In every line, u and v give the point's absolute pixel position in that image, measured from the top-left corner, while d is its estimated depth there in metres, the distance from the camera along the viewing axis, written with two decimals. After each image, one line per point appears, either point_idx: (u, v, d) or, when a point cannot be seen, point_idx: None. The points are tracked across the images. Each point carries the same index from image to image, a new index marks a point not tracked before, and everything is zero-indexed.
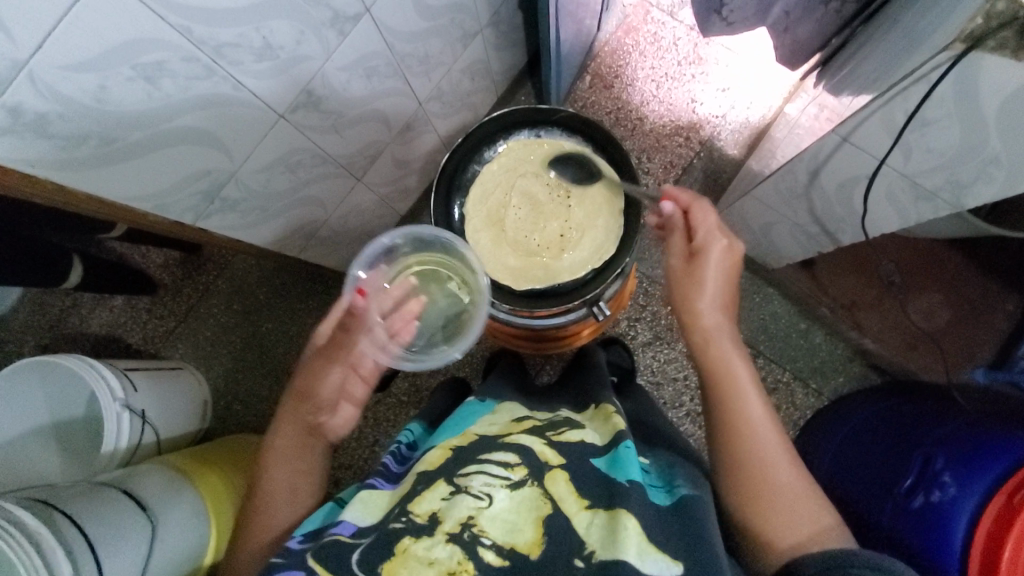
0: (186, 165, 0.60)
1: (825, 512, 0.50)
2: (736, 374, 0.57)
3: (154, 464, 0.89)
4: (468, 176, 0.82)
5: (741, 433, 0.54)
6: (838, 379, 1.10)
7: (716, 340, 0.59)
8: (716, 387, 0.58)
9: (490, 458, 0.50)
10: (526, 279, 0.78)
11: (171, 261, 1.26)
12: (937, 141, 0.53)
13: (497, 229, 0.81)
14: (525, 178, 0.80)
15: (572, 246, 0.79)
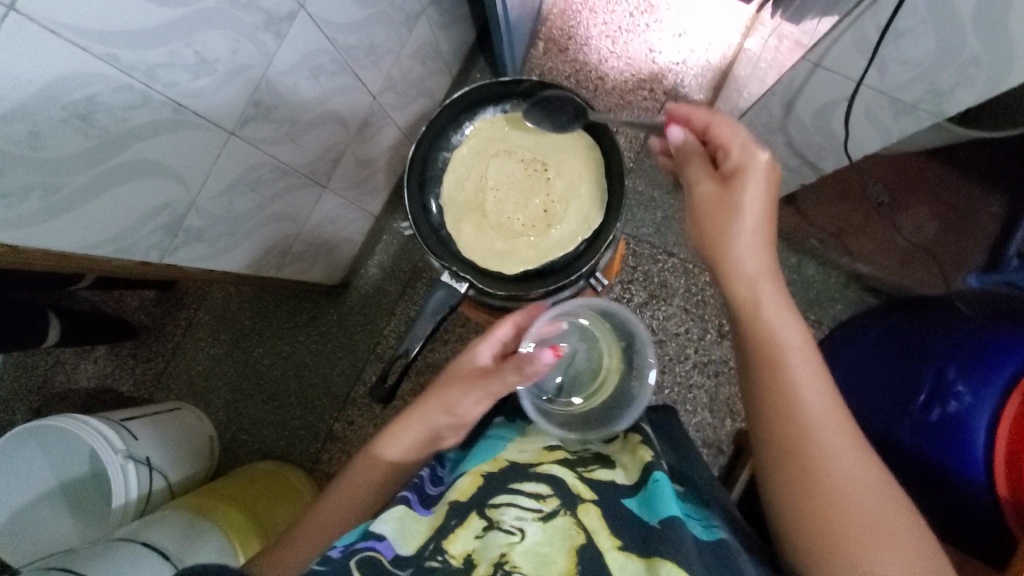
0: (142, 202, 0.56)
1: (880, 491, 0.49)
2: (786, 334, 0.56)
3: (166, 510, 0.87)
4: (440, 164, 0.79)
5: (785, 399, 0.53)
6: (836, 307, 1.10)
7: (761, 300, 0.58)
8: (760, 345, 0.56)
9: (524, 490, 0.53)
10: (517, 261, 0.76)
11: (148, 302, 1.22)
12: (912, 51, 0.51)
13: (478, 215, 0.78)
14: (499, 159, 0.78)
15: (559, 220, 0.76)
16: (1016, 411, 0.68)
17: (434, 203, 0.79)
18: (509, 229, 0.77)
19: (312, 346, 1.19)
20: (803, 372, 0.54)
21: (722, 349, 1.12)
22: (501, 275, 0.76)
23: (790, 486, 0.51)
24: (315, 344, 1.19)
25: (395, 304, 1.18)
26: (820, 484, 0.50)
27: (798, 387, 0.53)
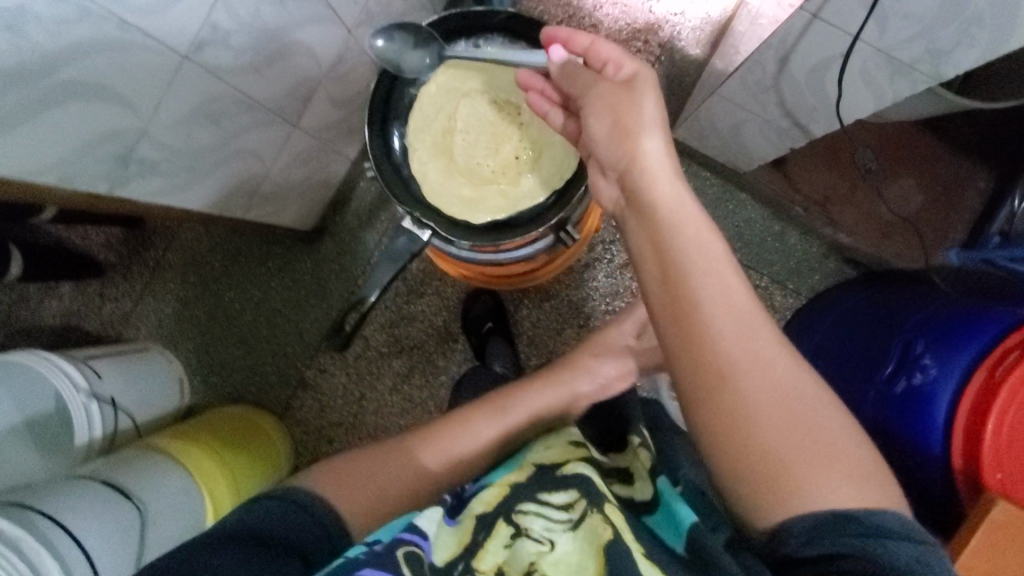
0: (88, 127, 0.53)
1: (821, 419, 0.43)
2: (701, 249, 0.46)
3: (132, 449, 0.86)
4: (405, 100, 0.76)
5: (703, 328, 0.44)
6: (815, 277, 1.10)
7: (668, 216, 0.49)
8: (667, 266, 0.47)
9: (548, 498, 0.49)
10: (483, 210, 0.73)
11: (114, 240, 1.17)
12: (915, 7, 0.48)
13: (446, 159, 0.75)
14: (470, 98, 0.73)
15: (529, 169, 0.73)
16: (980, 384, 0.69)
17: (396, 140, 0.76)
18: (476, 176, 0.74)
19: (284, 293, 1.17)
20: (723, 290, 0.45)
21: None
22: (466, 224, 0.74)
23: (709, 436, 0.44)
24: (287, 291, 1.17)
25: (371, 254, 1.16)
26: (767, 445, 0.42)
27: (720, 311, 0.44)
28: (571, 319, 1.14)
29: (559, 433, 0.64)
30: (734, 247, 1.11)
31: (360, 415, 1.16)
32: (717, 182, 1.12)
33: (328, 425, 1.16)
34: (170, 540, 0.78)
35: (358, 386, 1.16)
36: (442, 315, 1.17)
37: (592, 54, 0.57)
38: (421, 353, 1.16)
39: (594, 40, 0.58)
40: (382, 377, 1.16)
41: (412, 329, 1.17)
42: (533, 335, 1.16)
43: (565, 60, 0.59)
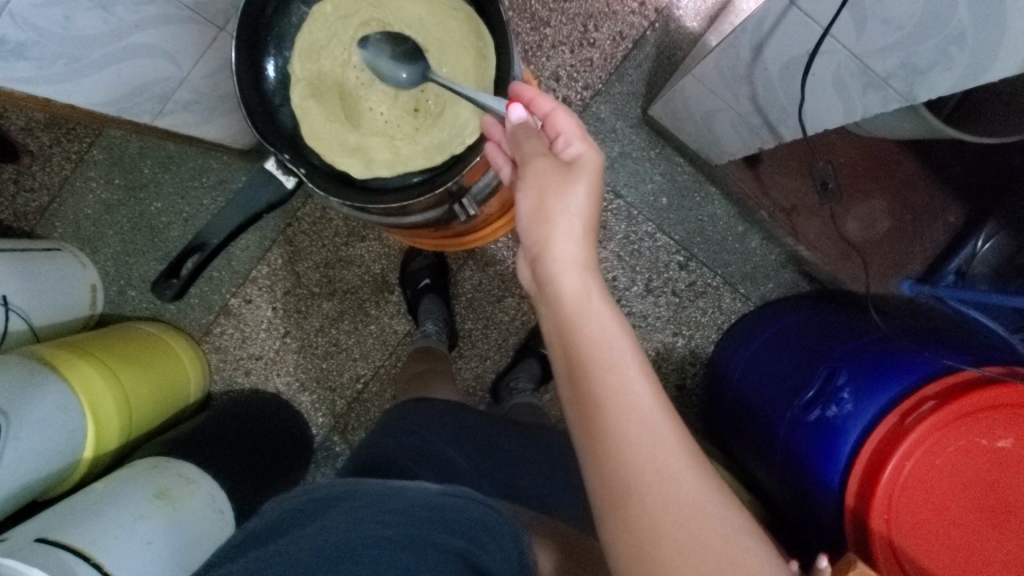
0: None
1: (738, 543, 0.38)
2: (607, 347, 0.44)
3: (11, 356, 0.80)
4: (293, 21, 0.66)
5: (608, 439, 0.42)
6: (767, 286, 1.06)
7: (578, 310, 0.46)
8: (573, 368, 0.45)
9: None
10: (372, 166, 0.67)
11: (35, 125, 1.07)
12: (895, 7, 0.42)
13: (337, 97, 0.67)
14: (370, 30, 0.66)
15: (428, 126, 0.68)
16: (888, 427, 0.66)
17: (271, 66, 0.66)
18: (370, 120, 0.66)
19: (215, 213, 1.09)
20: (631, 395, 0.43)
21: (644, 304, 1.07)
22: (352, 176, 0.67)
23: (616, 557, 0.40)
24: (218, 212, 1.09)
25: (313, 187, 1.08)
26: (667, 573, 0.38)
27: (623, 418, 0.42)
28: (514, 288, 1.10)
29: None
30: (692, 240, 1.06)
31: (282, 351, 1.11)
32: (688, 170, 1.06)
33: (246, 356, 1.12)
34: (29, 459, 0.73)
35: (285, 323, 1.11)
36: (381, 263, 1.11)
37: (547, 123, 0.53)
38: (353, 298, 1.11)
39: (554, 106, 0.53)
40: (309, 317, 1.11)
41: (347, 272, 1.11)
42: (472, 299, 1.11)
43: (523, 121, 0.53)
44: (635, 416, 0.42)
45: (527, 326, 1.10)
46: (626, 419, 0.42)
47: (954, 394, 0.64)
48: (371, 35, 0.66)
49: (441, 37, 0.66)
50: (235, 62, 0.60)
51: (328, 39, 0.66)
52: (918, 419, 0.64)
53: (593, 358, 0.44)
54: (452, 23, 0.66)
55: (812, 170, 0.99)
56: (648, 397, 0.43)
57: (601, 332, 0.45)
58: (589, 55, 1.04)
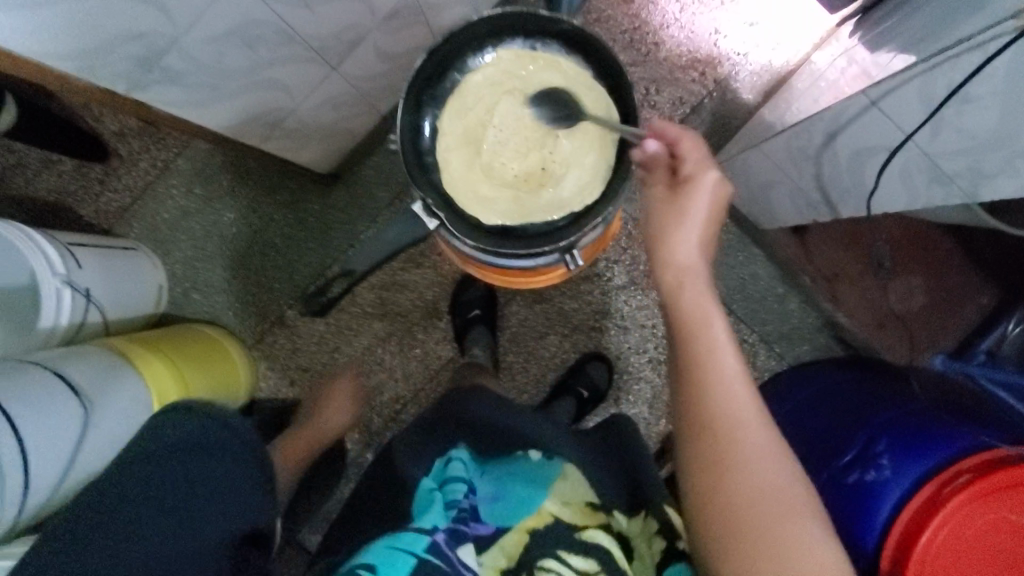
0: (116, 22, 0.49)
1: (781, 477, 0.52)
2: (709, 326, 0.57)
3: (94, 347, 0.85)
4: (447, 84, 0.71)
5: (705, 391, 0.55)
6: (802, 347, 1.10)
7: (685, 294, 0.59)
8: (682, 333, 0.58)
9: (569, 562, 0.61)
10: (496, 213, 0.71)
11: (128, 131, 1.14)
12: (972, 120, 0.49)
13: (472, 150, 0.71)
14: (512, 98, 0.70)
15: (553, 182, 0.70)
16: (923, 496, 0.69)
17: (428, 125, 0.71)
18: (499, 174, 0.71)
19: (285, 228, 1.16)
20: (724, 364, 0.56)
21: None
22: (477, 222, 0.71)
23: (695, 471, 0.55)
24: (289, 227, 1.16)
25: (380, 212, 1.16)
26: (730, 489, 0.52)
27: (717, 378, 0.55)
28: (557, 326, 1.15)
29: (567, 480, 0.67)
30: (732, 297, 1.11)
31: (329, 365, 1.16)
32: (734, 230, 1.12)
33: (294, 366, 1.16)
34: (107, 450, 0.76)
35: (335, 338, 1.16)
36: (433, 290, 1.16)
37: (675, 149, 0.60)
38: (403, 320, 1.16)
39: (682, 134, 0.60)
40: (358, 334, 1.16)
41: (400, 296, 1.16)
42: (517, 333, 1.16)
43: (655, 154, 0.61)
44: (729, 394, 0.54)
45: (566, 364, 1.14)
46: (720, 393, 0.55)
47: (988, 469, 0.66)
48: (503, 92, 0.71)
49: (574, 102, 0.69)
50: (399, 119, 0.68)
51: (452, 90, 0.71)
52: (953, 492, 0.66)
53: (697, 330, 0.57)
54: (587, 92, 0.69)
55: (861, 244, 1.03)
56: (741, 381, 0.55)
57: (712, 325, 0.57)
58: (649, 116, 1.12)
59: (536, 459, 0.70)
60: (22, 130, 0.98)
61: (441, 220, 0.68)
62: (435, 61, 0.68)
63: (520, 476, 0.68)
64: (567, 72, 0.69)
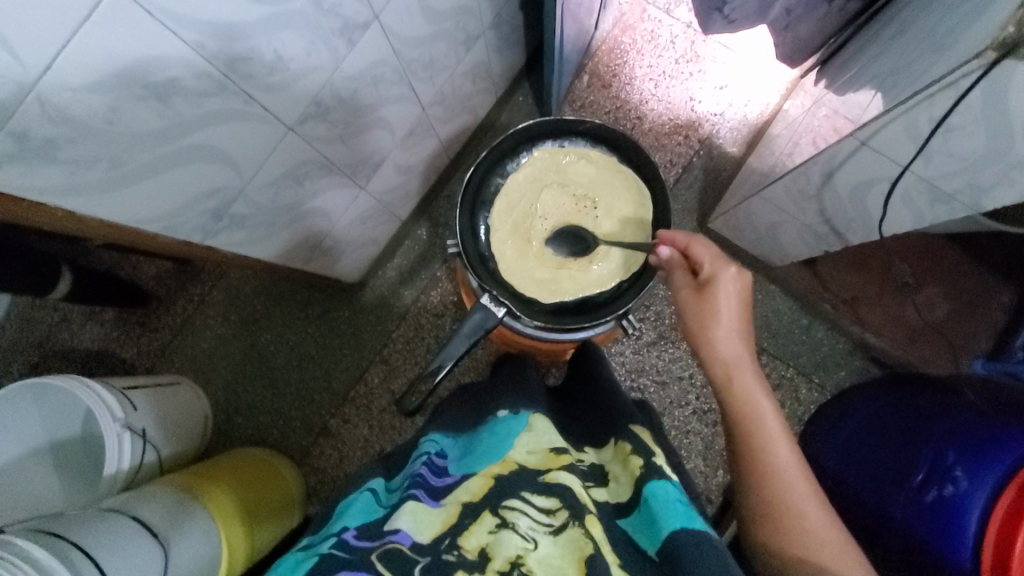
0: (195, 186, 0.56)
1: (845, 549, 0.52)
2: (755, 409, 0.60)
3: (157, 486, 0.86)
4: (491, 189, 0.79)
5: (762, 472, 0.57)
6: (840, 373, 1.16)
7: (730, 382, 0.62)
8: (732, 424, 0.61)
9: (534, 496, 0.46)
10: (553, 292, 0.75)
11: (164, 273, 1.21)
12: (958, 147, 0.52)
13: (523, 239, 0.77)
14: (552, 190, 0.77)
15: (602, 257, 0.76)
16: (1004, 505, 0.66)
17: (484, 228, 0.78)
18: (549, 258, 0.76)
19: (321, 340, 1.20)
20: (772, 447, 0.58)
21: None
22: (535, 302, 0.76)
23: (773, 551, 0.55)
24: (324, 338, 1.20)
25: (409, 309, 1.20)
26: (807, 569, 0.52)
27: (766, 459, 0.57)
28: None
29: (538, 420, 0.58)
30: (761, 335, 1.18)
31: None
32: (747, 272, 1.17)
33: (343, 476, 1.16)
34: None
35: (379, 440, 1.16)
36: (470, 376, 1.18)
37: (689, 250, 0.67)
38: None
39: (691, 239, 0.67)
40: (402, 433, 1.17)
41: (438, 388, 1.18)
42: None
43: (673, 257, 0.68)
44: (778, 455, 0.57)
45: None
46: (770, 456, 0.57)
47: None
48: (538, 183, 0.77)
49: (609, 186, 0.77)
50: (457, 225, 0.74)
51: (482, 190, 0.78)
52: None
53: (746, 416, 0.60)
54: (617, 174, 0.77)
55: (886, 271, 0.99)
56: (788, 458, 0.57)
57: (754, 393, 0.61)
58: None
59: (505, 413, 0.59)
60: (79, 292, 1.02)
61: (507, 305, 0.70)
62: (480, 170, 0.77)
63: (487, 430, 0.57)
64: (596, 159, 0.77)
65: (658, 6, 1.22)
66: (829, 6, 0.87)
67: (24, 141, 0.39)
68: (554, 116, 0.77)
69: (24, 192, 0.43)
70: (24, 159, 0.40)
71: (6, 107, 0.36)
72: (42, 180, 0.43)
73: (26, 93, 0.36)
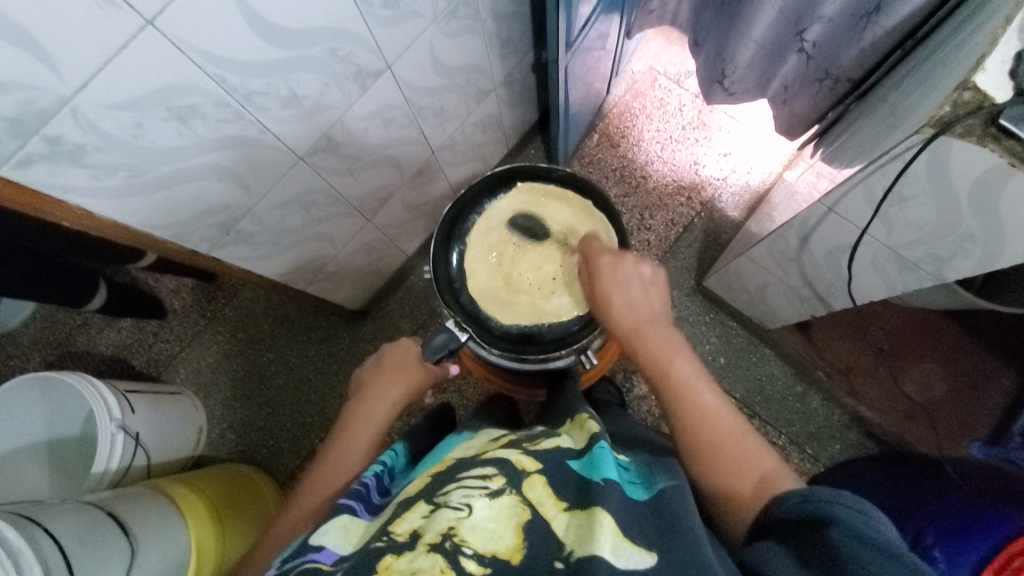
0: (207, 201, 0.62)
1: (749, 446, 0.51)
2: (670, 351, 0.59)
3: (138, 488, 0.88)
4: (468, 226, 0.84)
5: (681, 398, 0.55)
6: (834, 446, 1.11)
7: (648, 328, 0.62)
8: (650, 364, 0.60)
9: (470, 474, 0.43)
10: (511, 314, 0.79)
11: (183, 288, 1.28)
12: (915, 217, 0.55)
13: (494, 262, 0.81)
14: (528, 222, 0.81)
15: (564, 290, 0.78)
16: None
17: (456, 255, 0.83)
18: (515, 284, 0.79)
19: (319, 363, 1.24)
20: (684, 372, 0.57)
21: None
22: (496, 326, 0.79)
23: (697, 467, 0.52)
24: (321, 362, 1.24)
25: None
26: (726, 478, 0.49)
27: (681, 387, 0.56)
28: None
29: (479, 432, 0.59)
30: (753, 399, 1.14)
31: None
32: (743, 334, 1.18)
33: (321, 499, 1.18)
34: None
35: None
36: None
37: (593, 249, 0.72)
38: None
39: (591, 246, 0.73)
40: None
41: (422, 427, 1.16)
42: None
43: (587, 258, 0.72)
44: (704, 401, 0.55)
45: None
46: (695, 400, 0.55)
47: None
48: (520, 214, 0.81)
49: (582, 225, 0.80)
50: (432, 248, 0.80)
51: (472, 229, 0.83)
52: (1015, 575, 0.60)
53: (659, 359, 0.59)
54: (592, 215, 0.80)
55: (864, 337, 0.96)
56: (701, 381, 0.57)
57: (669, 349, 0.60)
58: (646, 237, 1.23)
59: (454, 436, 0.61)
60: (108, 303, 1.08)
61: (471, 333, 0.76)
62: (460, 205, 0.82)
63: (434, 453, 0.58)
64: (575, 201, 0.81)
65: (669, 76, 1.29)
66: (821, 84, 0.93)
67: (55, 144, 0.45)
68: (530, 164, 0.82)
69: (51, 188, 0.48)
70: (55, 159, 0.46)
71: (45, 115, 0.43)
72: (68, 180, 0.49)
73: (62, 104, 0.43)
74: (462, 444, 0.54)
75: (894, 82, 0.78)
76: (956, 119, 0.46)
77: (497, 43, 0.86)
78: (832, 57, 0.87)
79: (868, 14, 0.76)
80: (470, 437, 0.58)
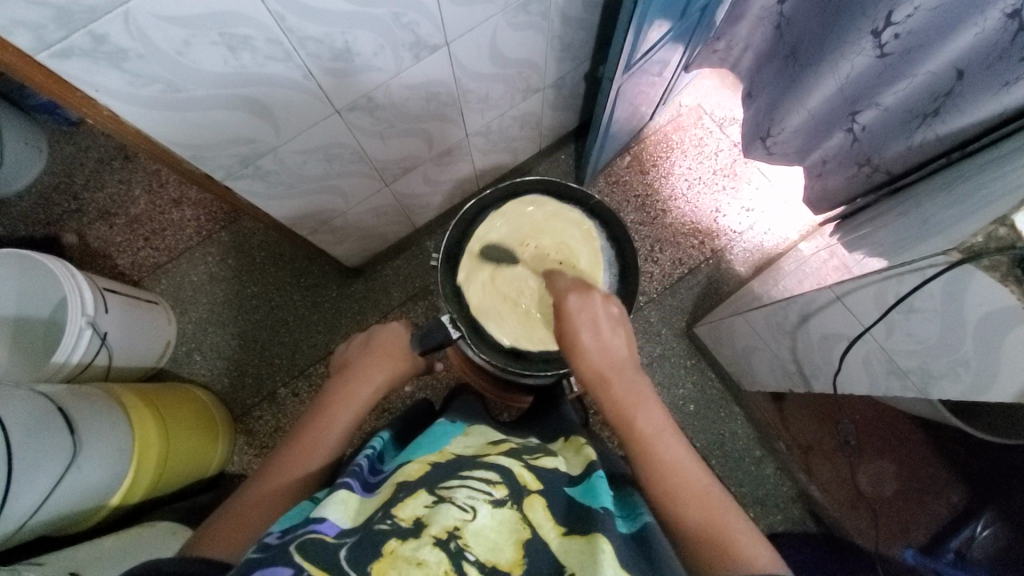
0: (236, 129, 0.60)
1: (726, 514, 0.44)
2: (643, 408, 0.52)
3: (93, 388, 0.87)
4: None
5: (655, 456, 0.49)
6: (776, 515, 1.10)
7: (619, 375, 0.55)
8: (618, 415, 0.53)
9: (472, 474, 0.43)
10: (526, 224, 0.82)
11: (185, 200, 1.27)
12: (918, 329, 0.56)
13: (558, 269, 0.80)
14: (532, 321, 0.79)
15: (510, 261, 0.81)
16: None
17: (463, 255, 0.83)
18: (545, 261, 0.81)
19: (301, 309, 1.23)
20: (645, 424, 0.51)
21: None
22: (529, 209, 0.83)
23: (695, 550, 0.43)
24: (304, 309, 1.23)
25: (391, 310, 1.24)
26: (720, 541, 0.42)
27: (657, 445, 0.49)
28: None
29: (474, 430, 0.60)
30: (712, 452, 1.15)
31: None
32: (718, 386, 1.18)
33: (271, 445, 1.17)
34: (75, 493, 0.74)
35: None
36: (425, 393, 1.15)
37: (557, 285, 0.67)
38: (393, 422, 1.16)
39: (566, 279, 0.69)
40: None
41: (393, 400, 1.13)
42: None
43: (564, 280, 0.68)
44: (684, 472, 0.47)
45: None
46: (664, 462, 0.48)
47: None
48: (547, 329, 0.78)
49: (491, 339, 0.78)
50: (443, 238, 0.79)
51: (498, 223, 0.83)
52: None
53: (626, 405, 0.53)
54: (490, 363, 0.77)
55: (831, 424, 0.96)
56: (670, 440, 0.50)
57: (637, 397, 0.53)
58: (649, 269, 1.24)
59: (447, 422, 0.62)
60: None
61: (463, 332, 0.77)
62: (482, 203, 0.82)
63: (425, 436, 0.57)
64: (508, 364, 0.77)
65: (714, 118, 1.29)
66: (860, 168, 0.93)
67: (99, 42, 0.44)
68: (558, 180, 0.83)
69: (85, 84, 0.47)
70: (95, 58, 0.45)
71: (97, 12, 0.41)
72: (103, 80, 0.47)
73: (118, 7, 0.42)
74: (461, 437, 0.56)
75: (930, 190, 0.77)
76: (984, 252, 0.47)
77: (558, 46, 0.85)
78: (877, 146, 0.87)
79: (924, 116, 0.76)
80: (470, 430, 0.59)
